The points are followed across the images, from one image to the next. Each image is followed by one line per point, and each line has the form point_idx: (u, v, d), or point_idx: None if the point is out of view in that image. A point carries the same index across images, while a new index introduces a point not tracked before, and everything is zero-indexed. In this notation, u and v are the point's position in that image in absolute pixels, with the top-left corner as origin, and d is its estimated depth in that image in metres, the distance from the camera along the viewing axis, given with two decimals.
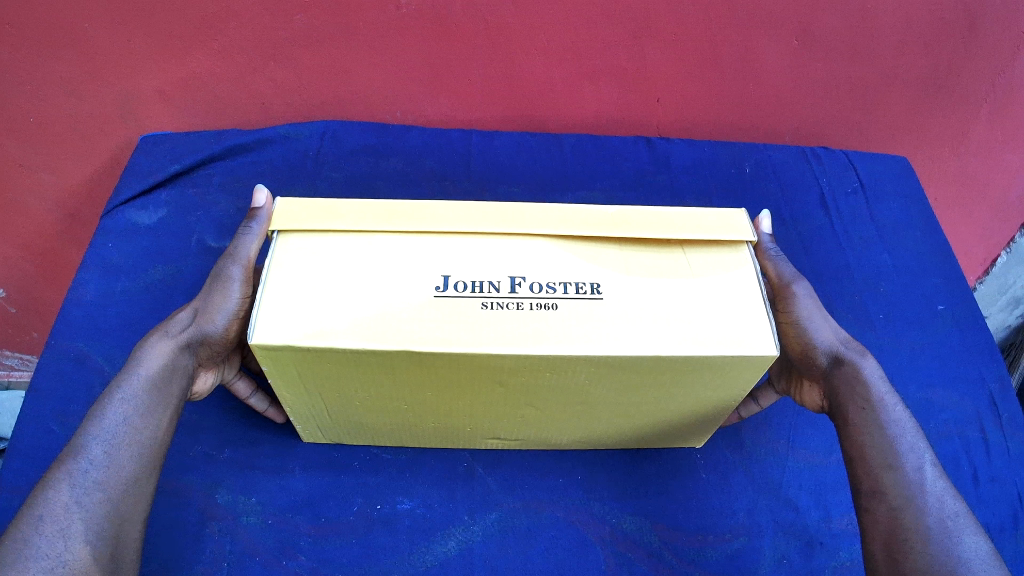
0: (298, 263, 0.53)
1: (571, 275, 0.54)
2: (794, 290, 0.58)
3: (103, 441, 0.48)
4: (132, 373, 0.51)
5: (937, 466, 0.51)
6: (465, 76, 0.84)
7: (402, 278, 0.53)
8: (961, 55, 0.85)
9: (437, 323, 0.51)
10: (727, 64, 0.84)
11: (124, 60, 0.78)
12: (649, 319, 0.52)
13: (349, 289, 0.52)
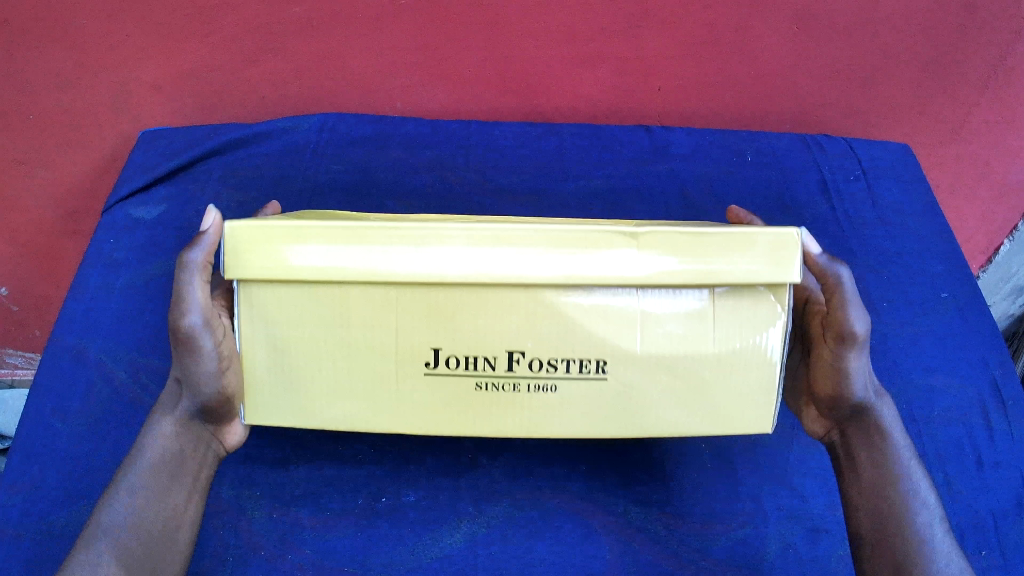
0: (273, 329, 0.50)
1: (577, 342, 0.50)
2: (850, 340, 0.52)
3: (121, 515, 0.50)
4: (137, 461, 0.52)
5: (946, 525, 0.52)
6: (462, 61, 0.83)
7: (392, 356, 0.50)
8: (961, 33, 0.84)
9: (433, 408, 0.52)
10: (726, 46, 0.83)
11: (116, 48, 0.78)
12: (651, 384, 0.51)
13: (333, 366, 0.51)
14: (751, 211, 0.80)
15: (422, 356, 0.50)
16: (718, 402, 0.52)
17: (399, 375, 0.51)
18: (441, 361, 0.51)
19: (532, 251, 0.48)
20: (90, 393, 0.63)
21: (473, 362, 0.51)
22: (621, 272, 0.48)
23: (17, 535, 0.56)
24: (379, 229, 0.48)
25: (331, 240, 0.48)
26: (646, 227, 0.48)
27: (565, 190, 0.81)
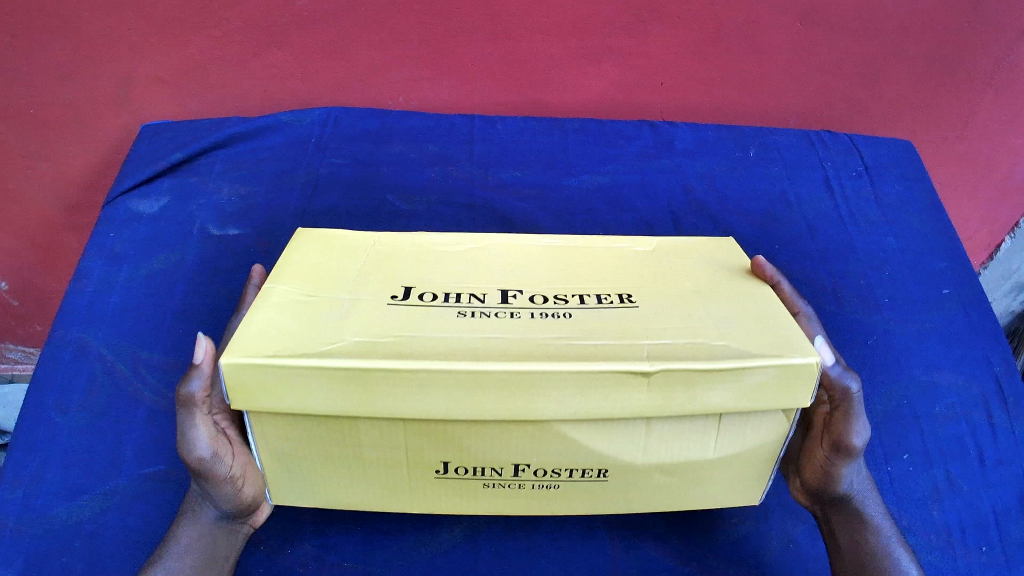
0: (280, 437, 0.46)
1: (586, 458, 0.48)
2: (848, 451, 0.50)
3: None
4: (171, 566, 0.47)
5: None
6: (466, 55, 0.82)
7: (399, 464, 0.48)
8: (967, 30, 0.83)
9: (439, 500, 0.50)
10: (730, 41, 0.82)
11: (117, 41, 0.77)
12: (644, 480, 0.49)
13: (346, 467, 0.48)
14: (754, 207, 0.80)
15: (432, 466, 0.48)
16: (708, 490, 0.51)
17: (405, 479, 0.49)
18: (450, 471, 0.48)
19: (541, 389, 0.43)
20: (91, 387, 0.62)
21: (480, 470, 0.48)
22: (632, 406, 0.44)
23: (17, 531, 0.54)
24: (383, 367, 0.42)
25: (333, 382, 0.42)
26: (659, 366, 0.43)
27: (568, 185, 0.80)
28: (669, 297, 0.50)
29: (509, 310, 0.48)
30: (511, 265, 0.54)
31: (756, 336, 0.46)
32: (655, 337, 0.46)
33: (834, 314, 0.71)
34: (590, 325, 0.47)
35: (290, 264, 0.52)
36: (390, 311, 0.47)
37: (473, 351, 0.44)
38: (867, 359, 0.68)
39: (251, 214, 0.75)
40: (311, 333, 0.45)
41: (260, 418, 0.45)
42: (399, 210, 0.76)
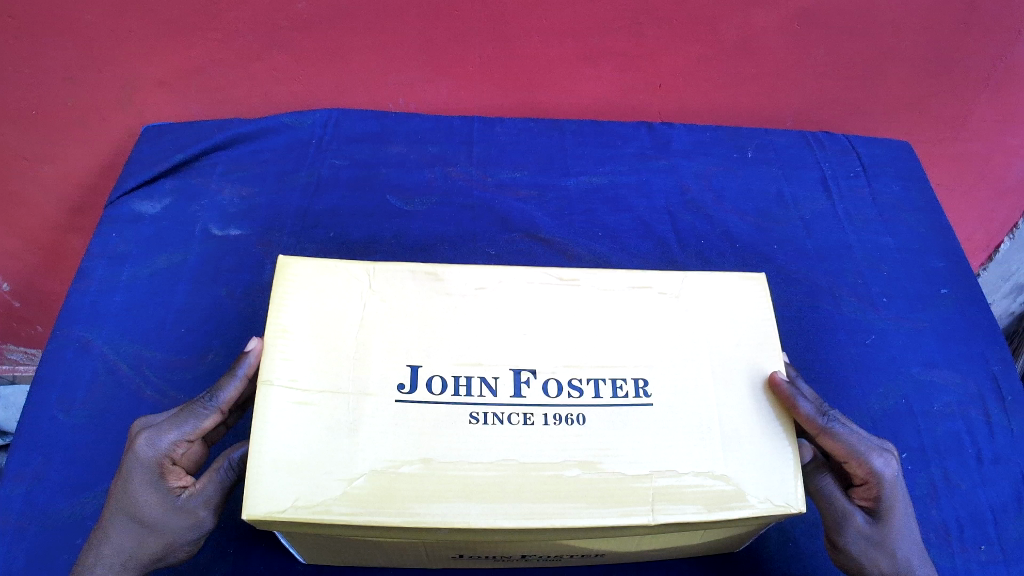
0: (308, 542, 0.48)
1: (587, 548, 0.49)
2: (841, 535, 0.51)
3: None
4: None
5: None
6: (465, 55, 0.83)
7: (415, 555, 0.50)
8: (963, 32, 0.83)
9: (450, 563, 0.52)
10: (726, 43, 0.83)
11: (121, 45, 0.78)
12: (633, 553, 0.51)
13: (368, 551, 0.50)
14: (750, 206, 0.81)
15: (448, 553, 0.49)
16: (658, 552, 0.52)
17: (428, 557, 0.50)
18: (465, 556, 0.49)
19: (548, 530, 0.44)
20: (94, 383, 0.63)
21: (492, 556, 0.50)
22: (630, 531, 0.45)
23: (20, 526, 0.55)
24: (400, 518, 0.43)
25: (353, 530, 0.44)
26: (655, 519, 0.44)
27: (567, 185, 0.81)
28: (684, 392, 0.49)
29: (523, 413, 0.47)
30: (521, 327, 0.51)
31: (765, 473, 0.47)
32: (657, 465, 0.46)
33: (829, 313, 0.72)
34: (606, 438, 0.47)
35: (284, 347, 0.48)
36: (403, 419, 0.46)
37: (479, 486, 0.44)
38: (864, 359, 0.69)
39: (253, 214, 0.75)
40: (330, 462, 0.44)
41: (293, 539, 0.47)
42: (398, 209, 0.77)
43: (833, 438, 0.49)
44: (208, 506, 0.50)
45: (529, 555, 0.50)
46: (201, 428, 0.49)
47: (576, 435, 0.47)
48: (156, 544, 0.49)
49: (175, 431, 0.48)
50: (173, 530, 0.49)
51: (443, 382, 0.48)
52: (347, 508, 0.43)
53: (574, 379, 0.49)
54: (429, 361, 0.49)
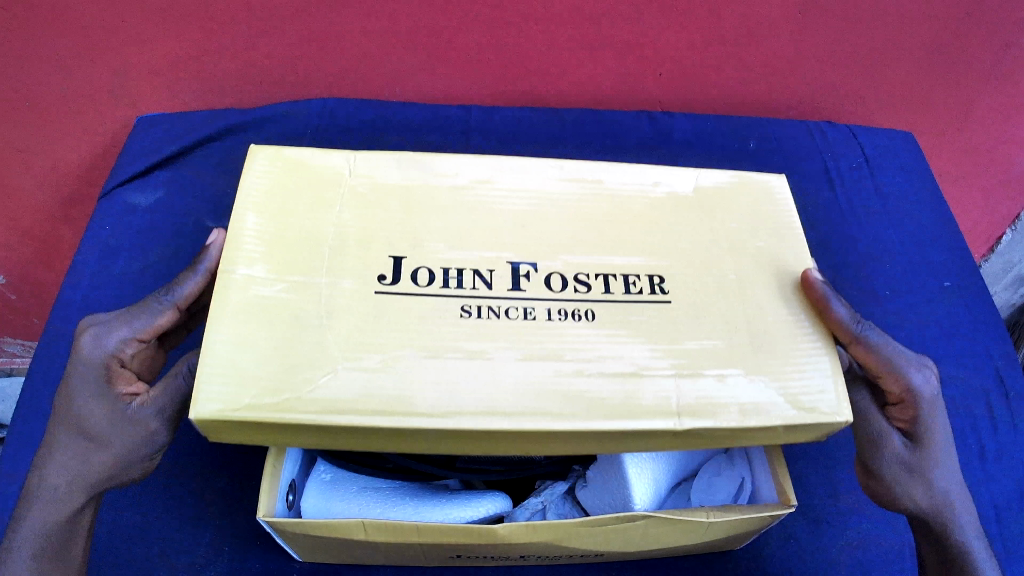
0: (305, 543, 0.47)
1: (588, 547, 0.48)
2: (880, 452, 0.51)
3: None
4: (46, 489, 0.48)
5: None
6: (463, 43, 0.81)
7: (415, 555, 0.49)
8: (970, 23, 0.82)
9: (452, 561, 0.51)
10: (730, 31, 0.81)
11: (112, 36, 0.76)
12: (638, 552, 0.50)
13: (367, 551, 0.49)
14: None
15: (447, 553, 0.48)
16: (661, 550, 0.51)
17: (428, 556, 0.49)
18: (465, 556, 0.48)
19: (548, 533, 0.43)
20: None
21: (492, 556, 0.49)
22: (643, 442, 0.43)
23: None
24: (381, 421, 0.41)
25: (329, 438, 0.42)
26: (684, 424, 0.42)
27: None
28: (698, 285, 0.48)
29: (523, 308, 0.46)
30: (521, 220, 0.51)
31: (788, 365, 0.45)
32: (678, 370, 0.44)
33: None
34: (611, 335, 0.46)
35: (259, 236, 0.47)
36: (384, 310, 0.45)
37: (472, 386, 0.42)
38: None
39: None
40: (296, 356, 0.43)
41: (288, 539, 0.46)
42: None
43: (868, 354, 0.49)
44: (160, 417, 0.49)
45: (529, 554, 0.49)
46: (152, 326, 0.49)
47: (579, 330, 0.46)
48: (103, 457, 0.49)
49: (121, 333, 0.48)
50: (122, 443, 0.49)
51: (431, 274, 0.47)
52: (315, 403, 0.41)
53: (578, 275, 0.48)
54: (417, 254, 0.48)
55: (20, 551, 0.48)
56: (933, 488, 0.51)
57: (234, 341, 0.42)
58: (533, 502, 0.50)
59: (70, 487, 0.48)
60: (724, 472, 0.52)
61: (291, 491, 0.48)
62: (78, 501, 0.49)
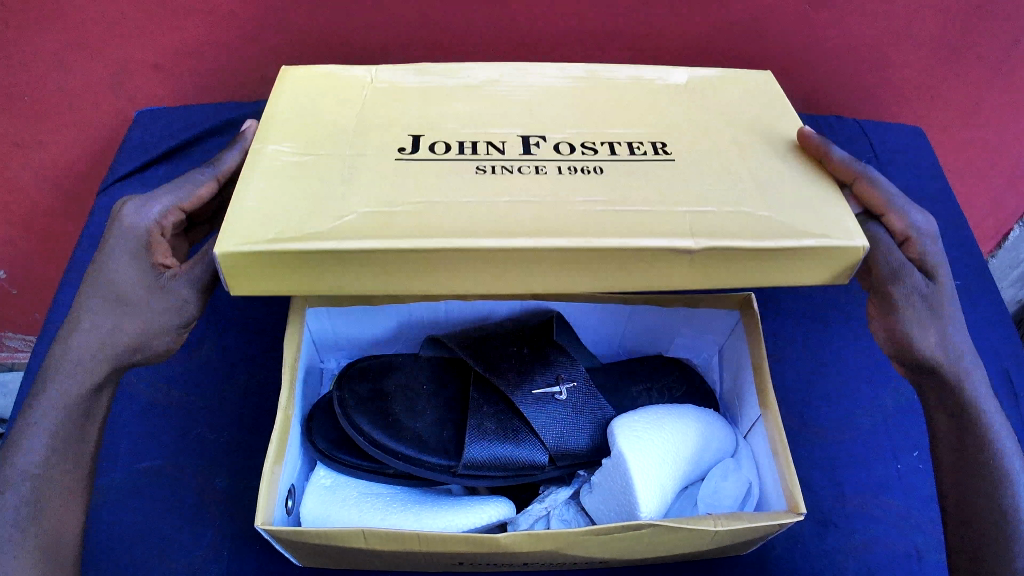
0: (304, 550, 0.46)
1: (592, 554, 0.47)
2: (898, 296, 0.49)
3: (13, 498, 0.46)
4: (69, 355, 0.48)
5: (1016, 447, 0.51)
6: (465, 36, 0.80)
7: (415, 563, 0.48)
8: (977, 16, 0.81)
9: (454, 569, 0.50)
10: (735, 23, 0.80)
11: (111, 29, 0.75)
12: (644, 560, 0.49)
13: (368, 559, 0.48)
14: None
15: (449, 561, 0.47)
16: (667, 558, 0.50)
17: (430, 565, 0.48)
18: (467, 564, 0.48)
19: (548, 542, 0.42)
20: None
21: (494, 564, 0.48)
22: (660, 271, 0.43)
23: None
24: (404, 247, 0.41)
25: (350, 268, 0.42)
26: (704, 245, 0.42)
27: None
28: (703, 144, 0.51)
29: (534, 165, 0.47)
30: (530, 106, 0.53)
31: (801, 204, 0.46)
32: (693, 206, 0.45)
33: None
34: (623, 182, 0.47)
35: (281, 121, 0.50)
36: (402, 169, 0.47)
37: (486, 221, 0.43)
38: None
39: None
40: (317, 202, 0.44)
41: (287, 548, 0.45)
42: None
43: (879, 193, 0.49)
44: (193, 288, 0.50)
45: (532, 563, 0.48)
46: (193, 195, 0.52)
47: (591, 178, 0.47)
48: (132, 322, 0.49)
49: (161, 202, 0.51)
50: (153, 311, 0.50)
51: (446, 145, 0.49)
52: (334, 229, 0.42)
53: (585, 142, 0.50)
54: (432, 133, 0.50)
55: (37, 428, 0.47)
56: (944, 335, 0.50)
57: (258, 195, 0.45)
58: (535, 509, 0.49)
59: (95, 354, 0.49)
60: (732, 476, 0.51)
61: (289, 496, 0.47)
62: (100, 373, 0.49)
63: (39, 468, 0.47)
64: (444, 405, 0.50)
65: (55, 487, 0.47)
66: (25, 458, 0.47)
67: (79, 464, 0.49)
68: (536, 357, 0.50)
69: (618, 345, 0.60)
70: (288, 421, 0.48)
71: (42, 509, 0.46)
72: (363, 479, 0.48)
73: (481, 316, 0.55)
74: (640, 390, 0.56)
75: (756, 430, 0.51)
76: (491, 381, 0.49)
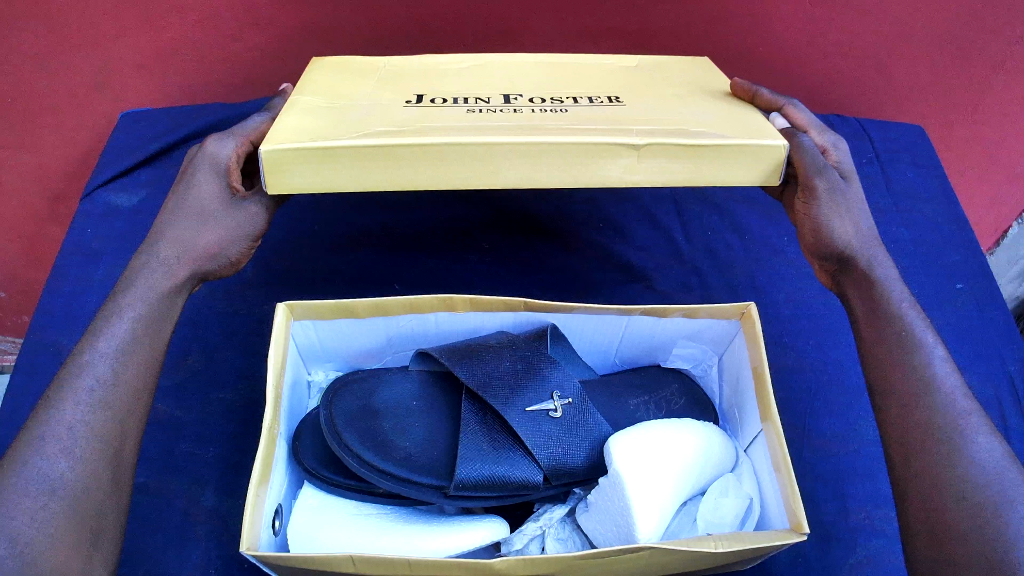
0: None
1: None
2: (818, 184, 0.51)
3: (81, 402, 0.43)
4: (139, 286, 0.48)
5: (949, 362, 0.48)
6: (457, 33, 0.79)
7: None
8: (977, 13, 0.80)
9: None
10: (732, 19, 0.79)
11: (95, 25, 0.74)
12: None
13: None
14: (761, 195, 0.77)
15: None
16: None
17: None
18: None
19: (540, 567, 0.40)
20: None
21: None
22: (624, 170, 0.48)
23: None
24: (405, 143, 0.46)
25: (363, 158, 0.47)
26: (646, 138, 0.47)
27: None
28: (650, 96, 0.57)
29: (513, 108, 0.53)
30: (510, 83, 0.59)
31: (728, 121, 0.53)
32: (643, 124, 0.50)
33: None
34: (591, 116, 0.52)
35: (311, 86, 0.57)
36: (406, 112, 0.52)
37: (477, 129, 0.48)
38: None
39: None
40: (337, 128, 0.49)
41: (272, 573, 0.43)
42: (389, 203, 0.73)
43: (800, 114, 0.55)
44: (263, 205, 0.53)
45: None
46: (258, 129, 0.53)
47: (559, 115, 0.52)
48: (210, 230, 0.50)
49: (234, 137, 0.52)
50: (228, 223, 0.51)
51: (444, 100, 0.55)
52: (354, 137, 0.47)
53: (557, 100, 0.56)
54: (429, 95, 0.56)
55: (107, 334, 0.46)
56: (859, 226, 0.53)
57: (281, 120, 0.50)
58: (529, 528, 0.48)
59: (168, 259, 0.49)
60: (732, 492, 0.49)
61: (276, 516, 0.46)
62: (173, 279, 0.49)
63: (108, 375, 0.44)
64: (436, 422, 0.49)
65: (124, 395, 0.44)
66: (95, 366, 0.44)
67: (148, 377, 0.46)
68: (530, 371, 0.49)
69: (617, 360, 0.59)
70: (273, 440, 0.46)
71: (111, 418, 0.43)
72: (353, 499, 0.47)
73: (473, 329, 0.54)
74: (637, 402, 0.55)
75: (758, 444, 0.50)
76: (481, 397, 0.47)
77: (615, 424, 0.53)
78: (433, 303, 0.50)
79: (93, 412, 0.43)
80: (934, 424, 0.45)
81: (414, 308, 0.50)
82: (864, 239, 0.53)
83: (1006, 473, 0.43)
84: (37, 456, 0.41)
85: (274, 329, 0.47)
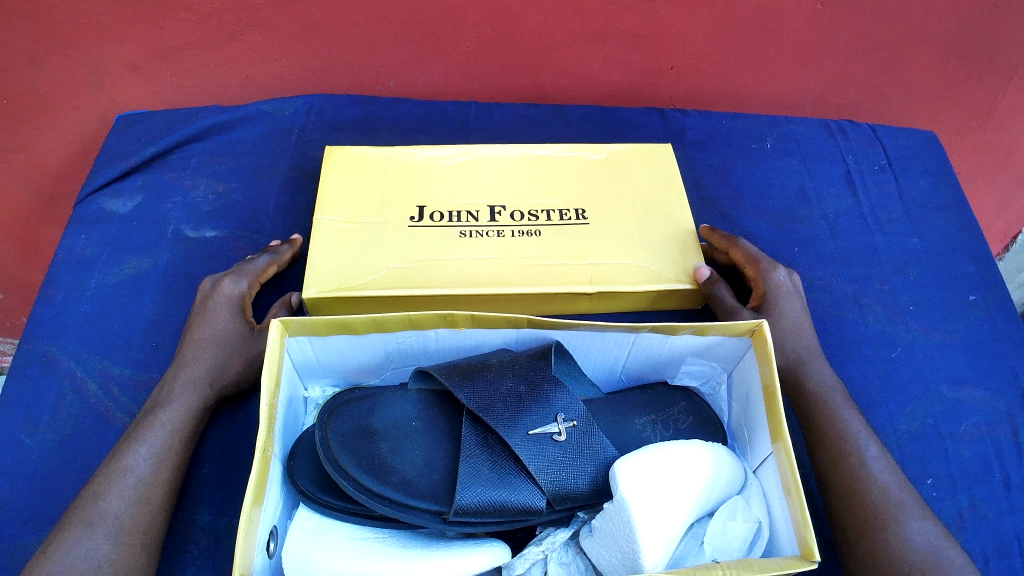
0: None
1: None
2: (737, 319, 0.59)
3: (125, 496, 0.47)
4: (172, 401, 0.52)
5: (883, 459, 0.51)
6: (459, 35, 0.77)
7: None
8: (994, 15, 0.78)
9: None
10: (742, 22, 0.77)
11: (88, 27, 0.72)
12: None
13: None
14: (771, 205, 0.75)
15: None
16: None
17: None
18: None
19: None
20: (59, 406, 0.57)
21: None
22: (580, 301, 0.61)
23: None
24: (416, 291, 0.59)
25: (381, 303, 0.59)
26: (599, 289, 0.60)
27: None
28: (611, 205, 0.67)
29: (495, 230, 0.64)
30: (495, 189, 0.67)
31: (675, 249, 0.64)
32: (598, 258, 0.62)
33: (855, 323, 0.66)
34: (550, 246, 0.63)
35: (331, 190, 0.66)
36: (410, 236, 0.63)
37: (469, 275, 0.60)
38: (889, 377, 0.63)
39: (227, 215, 0.70)
40: (360, 262, 0.61)
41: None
42: None
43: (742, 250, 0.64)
44: None
45: None
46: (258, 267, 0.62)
47: (531, 242, 0.63)
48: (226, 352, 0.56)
49: (246, 275, 0.61)
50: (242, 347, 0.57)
51: (441, 215, 0.65)
52: (373, 288, 0.59)
53: (533, 211, 0.66)
54: (432, 203, 0.66)
55: (147, 441, 0.50)
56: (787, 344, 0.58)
57: (313, 250, 0.61)
58: (532, 552, 0.46)
59: (199, 379, 0.54)
60: (741, 515, 0.48)
61: (271, 538, 0.45)
62: (204, 397, 0.54)
63: (148, 476, 0.48)
64: (434, 446, 0.48)
65: (160, 494, 0.48)
66: (136, 467, 0.48)
67: (179, 478, 0.50)
68: (533, 392, 0.47)
69: (622, 377, 0.58)
70: (266, 463, 0.44)
71: (149, 515, 0.47)
72: (348, 521, 0.46)
73: (475, 345, 0.52)
74: (644, 422, 0.54)
75: (768, 467, 0.48)
76: (483, 420, 0.46)
77: (621, 445, 0.52)
78: (432, 320, 0.49)
79: (134, 508, 0.47)
80: (876, 510, 0.48)
81: (413, 325, 0.49)
82: (802, 354, 0.58)
83: (946, 553, 0.46)
84: (83, 539, 0.44)
85: (269, 344, 0.45)
